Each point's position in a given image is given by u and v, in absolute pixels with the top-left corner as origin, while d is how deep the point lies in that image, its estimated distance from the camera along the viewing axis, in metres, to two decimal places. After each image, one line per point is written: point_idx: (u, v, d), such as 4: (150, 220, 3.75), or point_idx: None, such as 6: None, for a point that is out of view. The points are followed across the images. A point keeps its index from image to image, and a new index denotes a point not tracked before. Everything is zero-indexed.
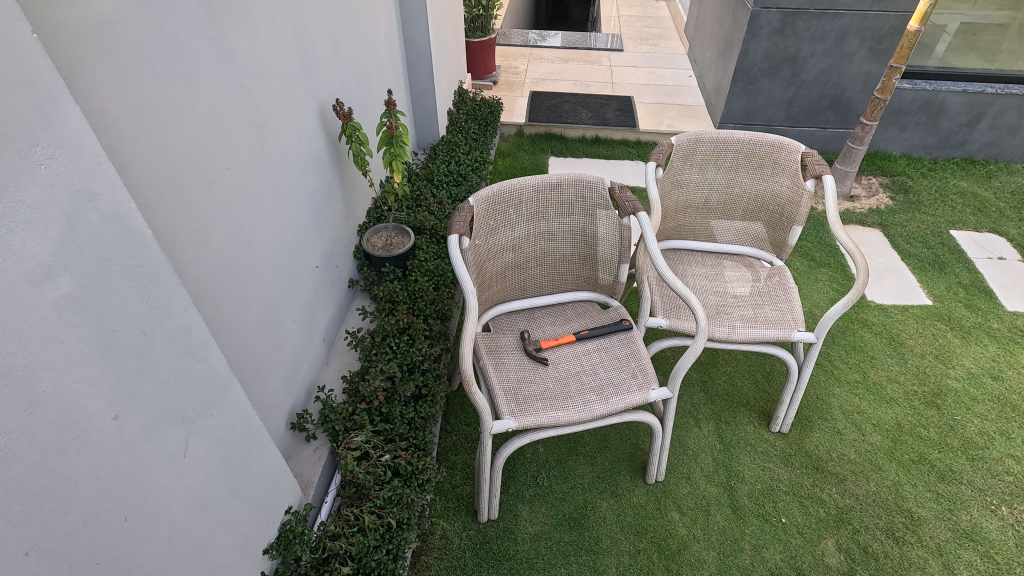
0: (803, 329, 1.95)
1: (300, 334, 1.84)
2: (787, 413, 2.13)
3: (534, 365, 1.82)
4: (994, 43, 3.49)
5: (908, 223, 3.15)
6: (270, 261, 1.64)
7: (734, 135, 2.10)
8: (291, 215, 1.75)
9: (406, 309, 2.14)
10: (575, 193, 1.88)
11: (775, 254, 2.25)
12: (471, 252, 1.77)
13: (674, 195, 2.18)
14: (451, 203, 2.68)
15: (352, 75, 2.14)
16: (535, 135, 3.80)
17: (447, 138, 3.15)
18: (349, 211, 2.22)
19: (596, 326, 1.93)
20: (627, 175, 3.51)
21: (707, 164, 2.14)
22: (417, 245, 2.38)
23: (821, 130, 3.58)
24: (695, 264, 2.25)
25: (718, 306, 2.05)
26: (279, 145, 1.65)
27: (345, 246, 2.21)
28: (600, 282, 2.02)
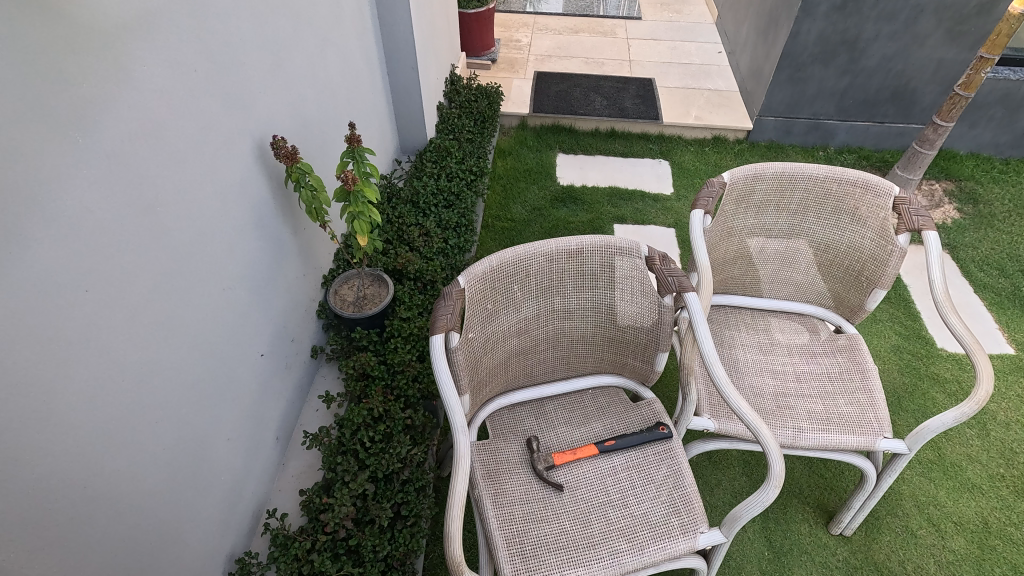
0: (890, 435, 1.50)
1: (239, 451, 1.41)
2: (853, 518, 1.72)
3: (545, 489, 1.40)
4: None
5: (980, 244, 2.68)
6: (184, 380, 1.18)
7: (804, 169, 1.63)
8: (217, 305, 1.28)
9: (381, 393, 1.71)
10: (601, 264, 1.41)
11: (846, 317, 1.78)
12: (463, 351, 1.32)
13: (722, 246, 1.71)
14: (439, 233, 2.19)
15: (304, 89, 1.63)
16: (540, 128, 3.27)
17: (437, 142, 2.63)
18: (308, 264, 1.75)
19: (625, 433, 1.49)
20: (647, 181, 3.01)
21: (768, 205, 1.67)
22: (397, 297, 1.93)
23: (876, 125, 3.04)
24: (743, 328, 1.80)
25: (777, 395, 1.61)
26: (188, 219, 1.16)
27: (304, 310, 1.75)
28: (629, 368, 1.58)
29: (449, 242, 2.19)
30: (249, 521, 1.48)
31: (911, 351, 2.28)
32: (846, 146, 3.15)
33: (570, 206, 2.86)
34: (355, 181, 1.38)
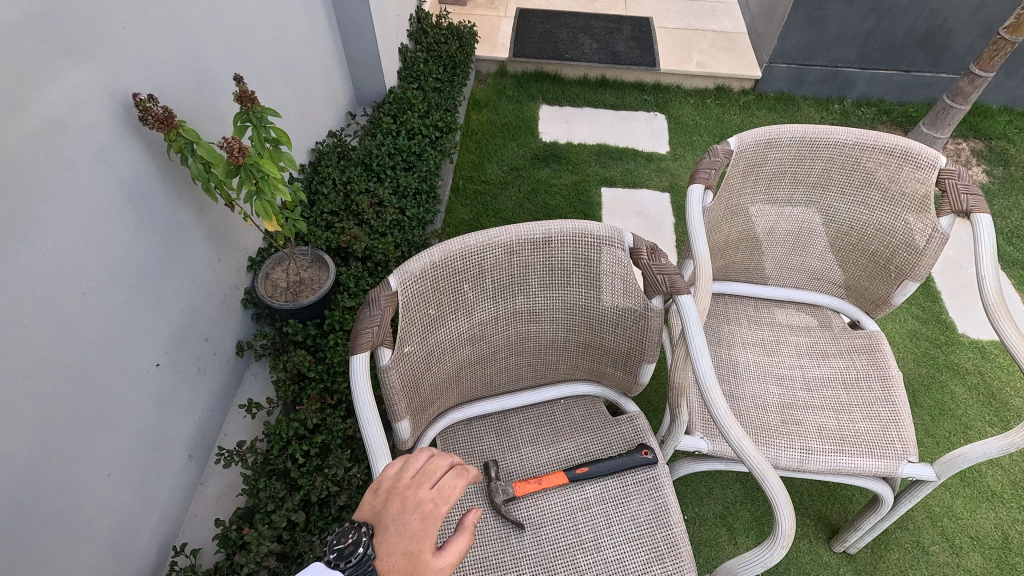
0: (915, 459, 1.26)
1: (130, 485, 1.16)
2: (860, 538, 1.52)
3: (503, 527, 1.17)
4: None
5: (1010, 212, 2.39)
6: (24, 419, 0.91)
7: (830, 131, 1.33)
8: (75, 316, 0.99)
9: (316, 400, 1.46)
10: (573, 257, 1.12)
11: (867, 310, 1.52)
12: (398, 369, 1.06)
13: (725, 227, 1.42)
14: (395, 203, 1.88)
15: (202, 28, 1.28)
16: (521, 75, 2.90)
17: (398, 91, 2.26)
18: (223, 246, 1.44)
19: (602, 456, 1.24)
20: (640, 138, 2.67)
21: (782, 177, 1.38)
22: (341, 282, 1.64)
23: (901, 74, 2.70)
24: (744, 321, 1.54)
25: (782, 406, 1.36)
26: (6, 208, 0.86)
27: (223, 301, 1.46)
28: (608, 377, 1.32)
29: (407, 213, 1.88)
30: (153, 559, 1.24)
31: (929, 337, 2.04)
32: (865, 98, 2.80)
33: (553, 166, 2.53)
34: (242, 151, 1.07)
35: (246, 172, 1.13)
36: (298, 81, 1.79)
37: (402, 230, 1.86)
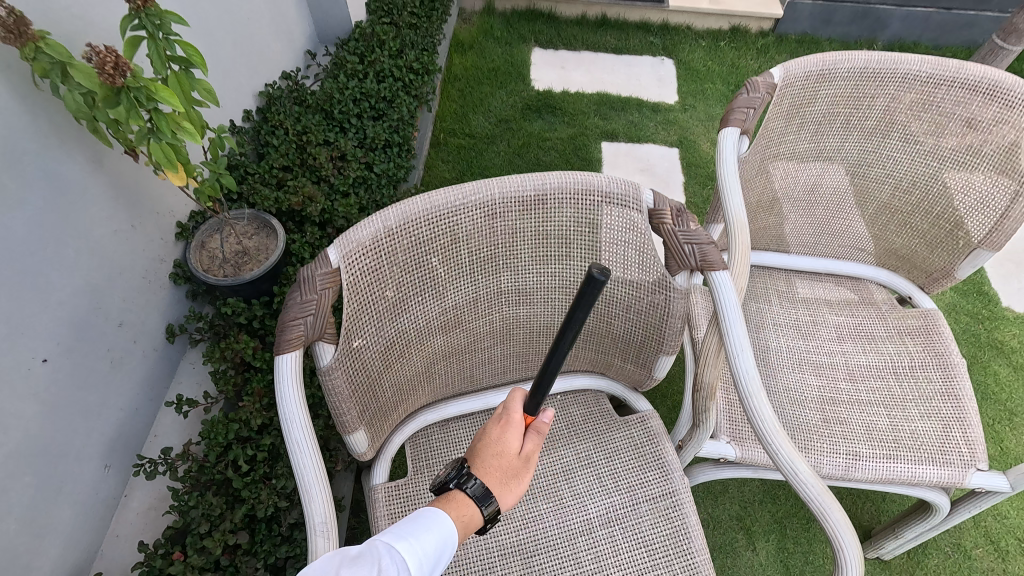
0: (985, 465, 1.04)
1: (11, 518, 0.91)
2: (900, 545, 1.32)
3: (486, 556, 0.94)
4: None
5: None
6: None
7: (897, 60, 1.05)
8: None
9: (262, 396, 1.22)
10: (575, 221, 0.87)
11: (920, 284, 1.27)
12: (344, 369, 0.81)
13: (757, 185, 1.16)
14: (361, 155, 1.59)
15: None
16: (510, 14, 2.57)
17: (365, 26, 1.94)
18: (136, 209, 1.16)
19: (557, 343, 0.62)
20: (646, 83, 2.37)
21: (832, 120, 1.11)
22: (294, 252, 1.37)
23: (941, 12, 2.39)
24: (777, 298, 1.28)
25: (822, 403, 1.13)
26: None
27: (143, 277, 1.19)
28: (615, 369, 1.07)
29: (376, 169, 1.60)
30: None
31: (970, 311, 1.80)
32: (897, 41, 2.50)
33: (547, 117, 2.23)
34: (115, 66, 0.82)
35: (128, 101, 0.86)
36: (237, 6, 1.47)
37: (369, 189, 1.57)
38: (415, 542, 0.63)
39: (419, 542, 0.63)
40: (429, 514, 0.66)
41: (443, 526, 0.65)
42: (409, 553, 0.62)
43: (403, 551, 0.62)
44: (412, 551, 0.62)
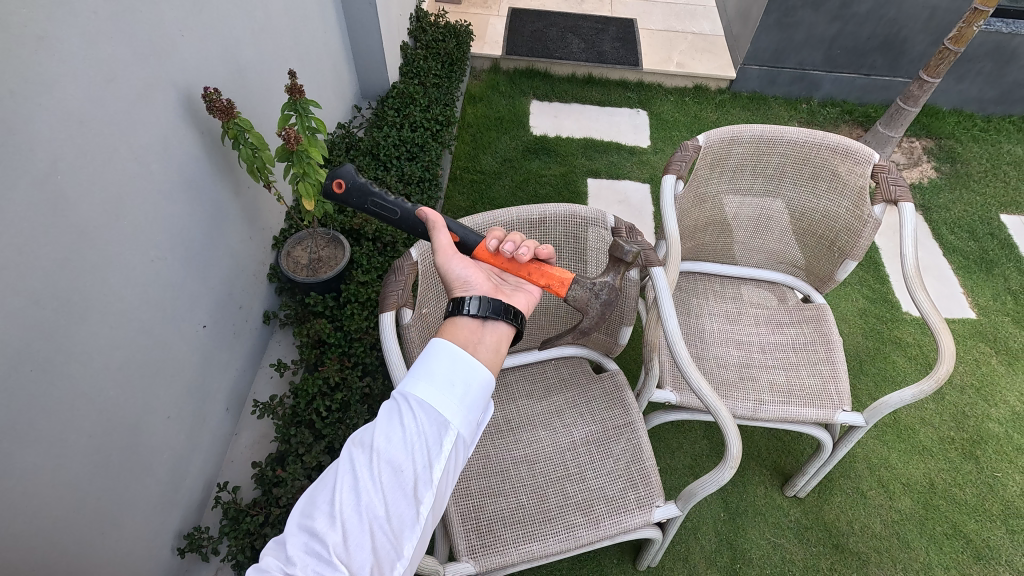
0: (848, 408, 1.50)
1: (181, 430, 1.33)
2: (808, 482, 1.76)
3: (503, 463, 1.38)
4: None
5: (953, 206, 2.66)
6: (108, 364, 1.08)
7: (785, 130, 1.54)
8: (145, 280, 1.16)
9: (336, 361, 1.63)
10: (565, 234, 1.36)
11: (815, 286, 1.76)
12: (416, 327, 1.25)
13: (694, 213, 1.65)
14: (401, 188, 2.08)
15: (238, 30, 1.45)
16: (513, 71, 3.10)
17: (400, 86, 2.45)
18: (252, 226, 1.62)
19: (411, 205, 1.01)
20: (624, 131, 2.88)
21: (743, 169, 1.61)
22: (355, 259, 1.82)
23: (863, 76, 2.95)
24: (712, 295, 1.76)
25: (740, 368, 1.59)
26: (97, 186, 1.02)
27: (252, 274, 1.64)
28: (592, 339, 1.54)
29: (412, 199, 2.06)
30: (197, 497, 1.43)
31: (877, 314, 2.28)
32: (830, 98, 3.05)
33: (543, 158, 2.73)
34: (298, 140, 1.32)
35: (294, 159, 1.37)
36: (313, 76, 1.97)
37: None
38: (428, 373, 0.70)
39: (436, 372, 0.71)
40: (434, 345, 0.74)
41: (445, 351, 0.73)
42: (429, 381, 0.70)
43: (422, 385, 0.70)
44: (431, 379, 0.70)
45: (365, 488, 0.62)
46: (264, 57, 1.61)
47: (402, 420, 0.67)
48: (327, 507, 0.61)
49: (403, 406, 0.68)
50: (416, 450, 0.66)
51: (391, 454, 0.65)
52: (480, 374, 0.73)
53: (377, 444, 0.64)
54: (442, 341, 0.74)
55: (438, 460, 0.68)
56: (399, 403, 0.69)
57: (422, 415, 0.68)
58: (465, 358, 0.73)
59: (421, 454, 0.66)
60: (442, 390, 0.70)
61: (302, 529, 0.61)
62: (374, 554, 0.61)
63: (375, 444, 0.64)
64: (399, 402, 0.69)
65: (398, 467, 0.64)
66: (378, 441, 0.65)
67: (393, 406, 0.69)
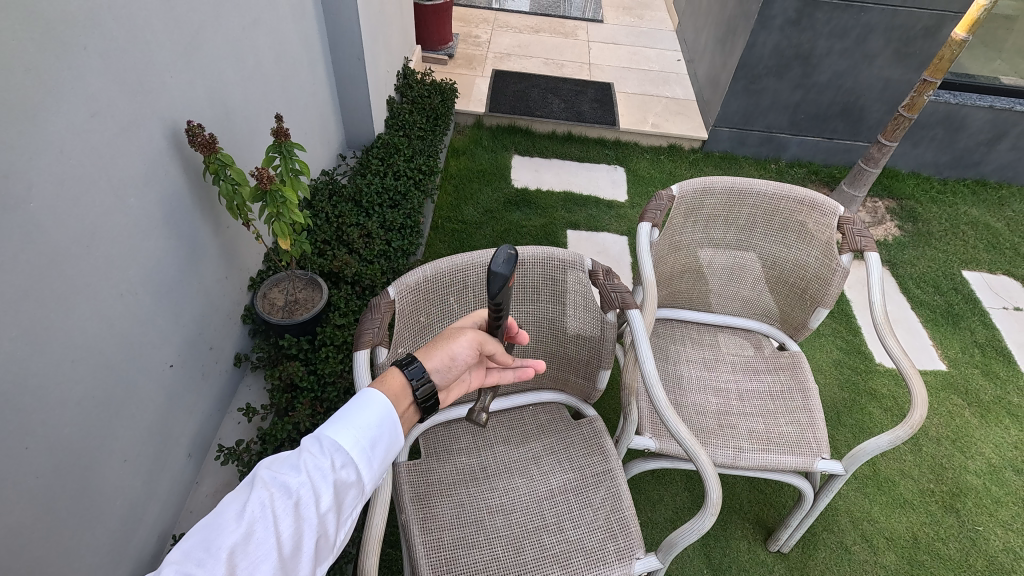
0: (827, 456, 1.48)
1: (138, 474, 1.26)
2: (791, 536, 1.72)
3: (478, 513, 1.32)
4: (1001, 37, 3.16)
5: (917, 261, 2.77)
6: (67, 400, 1.03)
7: (753, 183, 1.61)
8: (113, 314, 1.14)
9: (308, 406, 1.56)
10: (542, 276, 1.37)
11: (790, 334, 1.78)
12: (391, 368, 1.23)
13: (669, 259, 1.69)
14: (383, 233, 2.09)
15: (228, 76, 1.50)
16: (496, 128, 3.22)
17: (385, 138, 2.52)
18: (230, 267, 1.61)
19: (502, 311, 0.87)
20: (602, 185, 2.98)
21: (715, 219, 1.66)
22: (332, 302, 1.80)
23: (826, 140, 3.13)
24: (689, 343, 1.78)
25: (719, 415, 1.58)
26: (73, 215, 1.02)
27: (225, 314, 1.61)
28: (571, 383, 1.52)
29: (393, 245, 2.07)
30: (150, 551, 1.34)
31: (851, 365, 2.31)
32: (796, 159, 3.21)
33: (524, 209, 2.78)
34: (271, 180, 1.33)
35: (274, 200, 1.39)
36: (301, 123, 2.02)
37: (388, 259, 2.04)
38: (358, 424, 0.72)
39: (367, 425, 0.73)
40: (365, 396, 0.76)
41: (377, 403, 0.75)
42: (360, 434, 0.72)
43: (349, 434, 0.72)
44: (363, 431, 0.73)
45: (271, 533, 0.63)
46: (253, 103, 1.65)
47: (322, 466, 0.69)
48: (229, 546, 0.61)
49: (326, 450, 0.70)
50: (329, 501, 0.68)
51: (306, 501, 0.66)
52: (399, 435, 0.77)
53: (293, 487, 0.66)
54: (380, 397, 0.76)
55: (344, 514, 0.70)
56: (322, 445, 0.70)
57: (342, 466, 0.70)
58: (390, 421, 0.76)
59: (330, 505, 0.68)
60: (366, 443, 0.72)
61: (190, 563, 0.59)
62: None
63: (291, 487, 0.66)
64: (324, 445, 0.70)
65: (308, 516, 0.66)
66: (295, 483, 0.66)
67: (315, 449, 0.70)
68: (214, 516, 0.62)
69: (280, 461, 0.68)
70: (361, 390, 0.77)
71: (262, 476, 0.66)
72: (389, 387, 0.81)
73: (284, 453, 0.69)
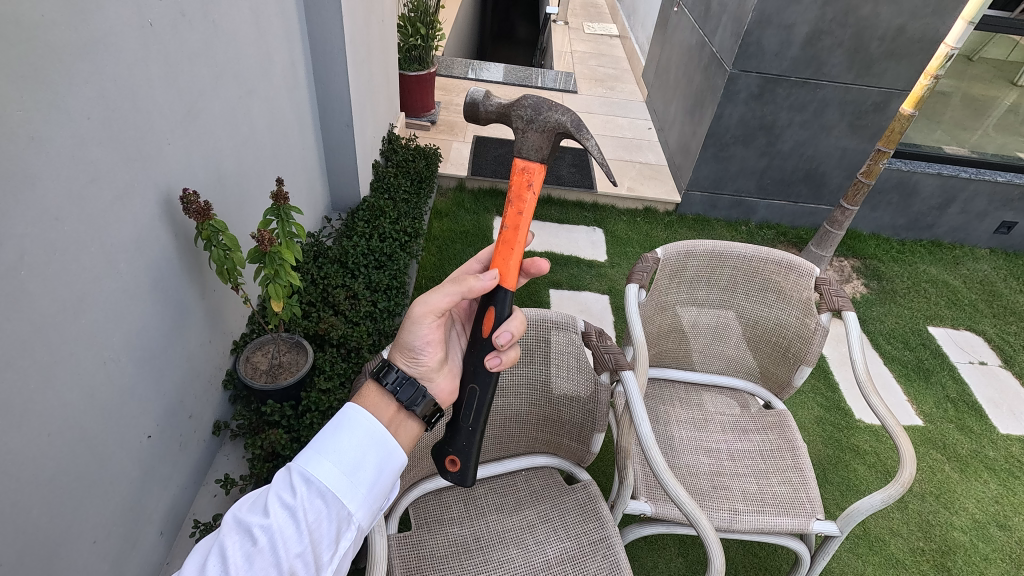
0: (822, 516, 1.47)
1: (106, 557, 1.17)
2: None
3: None
4: (939, 111, 3.41)
5: (886, 318, 2.88)
6: (38, 479, 0.97)
7: (733, 247, 1.68)
8: (93, 383, 1.09)
9: None
10: (536, 338, 1.39)
11: (775, 393, 1.81)
12: None
13: (656, 320, 1.72)
14: (369, 295, 2.09)
15: (222, 142, 1.52)
16: (478, 190, 3.31)
17: (370, 201, 2.56)
18: (214, 331, 1.57)
19: (470, 393, 1.02)
20: (582, 246, 3.05)
21: (699, 281, 1.71)
22: (317, 366, 1.76)
23: (792, 203, 3.30)
24: (678, 403, 1.78)
25: (712, 477, 1.57)
26: (63, 283, 0.99)
27: (207, 380, 1.56)
28: (564, 446, 1.50)
29: (379, 306, 2.06)
30: None
31: (833, 423, 2.34)
32: (765, 222, 3.38)
33: None
34: (272, 243, 1.34)
35: (271, 260, 1.39)
36: (289, 186, 2.04)
37: (374, 320, 2.02)
38: (330, 455, 0.73)
39: (339, 454, 0.74)
40: (340, 422, 0.77)
41: (351, 430, 0.76)
42: (332, 464, 0.73)
43: (319, 465, 0.72)
44: (333, 462, 0.73)
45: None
46: (245, 167, 1.67)
47: (292, 504, 0.69)
48: None
49: (295, 486, 0.71)
50: (300, 541, 0.68)
51: (273, 543, 0.67)
52: (383, 459, 0.78)
53: (258, 529, 0.67)
54: (363, 420, 0.78)
55: (321, 554, 0.70)
56: (290, 482, 0.71)
57: (311, 502, 0.70)
58: (375, 436, 0.78)
59: (303, 546, 0.68)
60: (339, 474, 0.73)
61: None
62: None
63: (257, 529, 0.67)
64: (292, 482, 0.71)
65: (278, 558, 0.66)
66: (259, 527, 0.67)
67: (285, 488, 0.71)
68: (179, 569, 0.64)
69: (250, 506, 0.70)
70: (339, 414, 0.79)
71: (229, 522, 0.68)
72: (368, 399, 0.85)
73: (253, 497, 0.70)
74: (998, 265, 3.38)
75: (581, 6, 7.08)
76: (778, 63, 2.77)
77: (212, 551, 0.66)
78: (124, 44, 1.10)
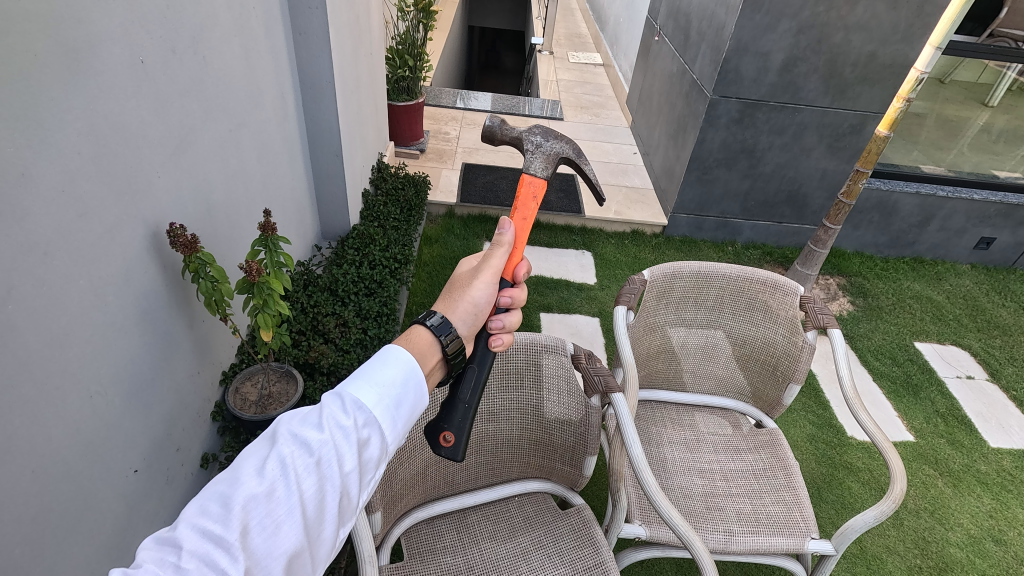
0: (816, 535, 1.47)
1: None
2: None
3: None
4: (914, 132, 3.51)
5: (873, 335, 2.91)
6: (21, 518, 0.95)
7: (718, 268, 1.71)
8: (78, 418, 1.07)
9: None
10: (524, 362, 1.39)
11: (766, 411, 1.81)
12: None
13: (646, 341, 1.73)
14: (359, 322, 2.09)
15: (212, 174, 1.54)
16: (467, 217, 3.34)
17: (360, 229, 2.58)
18: (201, 362, 1.56)
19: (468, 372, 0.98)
20: (572, 269, 3.07)
21: (686, 302, 1.73)
22: (307, 395, 1.75)
23: (777, 224, 3.36)
24: (670, 424, 1.78)
25: (706, 498, 1.56)
26: (49, 317, 0.99)
27: (194, 412, 1.54)
28: (556, 470, 1.49)
29: (370, 333, 2.06)
30: None
31: (825, 440, 2.34)
32: (751, 242, 3.44)
33: None
34: (261, 273, 1.34)
35: (259, 290, 1.39)
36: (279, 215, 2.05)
37: (364, 347, 2.02)
38: (381, 382, 0.67)
39: (389, 383, 0.68)
40: (387, 352, 0.70)
41: (399, 361, 0.69)
42: (383, 392, 0.67)
43: (370, 392, 0.66)
44: (385, 389, 0.67)
45: (292, 490, 0.58)
46: (235, 198, 1.68)
47: (346, 425, 0.63)
48: (249, 502, 0.56)
49: (347, 408, 0.65)
50: (353, 460, 0.63)
51: (327, 459, 0.62)
52: (419, 398, 0.71)
53: (313, 444, 0.61)
54: (407, 359, 0.70)
55: (366, 476, 0.65)
56: (343, 402, 0.65)
57: (364, 426, 0.65)
58: (417, 376, 0.70)
59: (354, 466, 0.63)
60: (389, 402, 0.67)
61: (204, 519, 0.56)
62: (290, 556, 0.58)
63: (313, 444, 0.61)
64: (343, 403, 0.65)
65: (332, 474, 0.62)
66: (314, 441, 0.61)
67: (336, 407, 0.65)
68: (233, 472, 0.58)
69: (300, 418, 0.63)
70: (384, 346, 0.71)
71: (283, 432, 0.62)
72: (416, 345, 0.75)
73: (304, 409, 0.64)
74: (980, 280, 3.44)
75: (565, 37, 7.29)
76: (757, 89, 2.86)
77: (266, 458, 0.60)
78: (114, 82, 1.12)
